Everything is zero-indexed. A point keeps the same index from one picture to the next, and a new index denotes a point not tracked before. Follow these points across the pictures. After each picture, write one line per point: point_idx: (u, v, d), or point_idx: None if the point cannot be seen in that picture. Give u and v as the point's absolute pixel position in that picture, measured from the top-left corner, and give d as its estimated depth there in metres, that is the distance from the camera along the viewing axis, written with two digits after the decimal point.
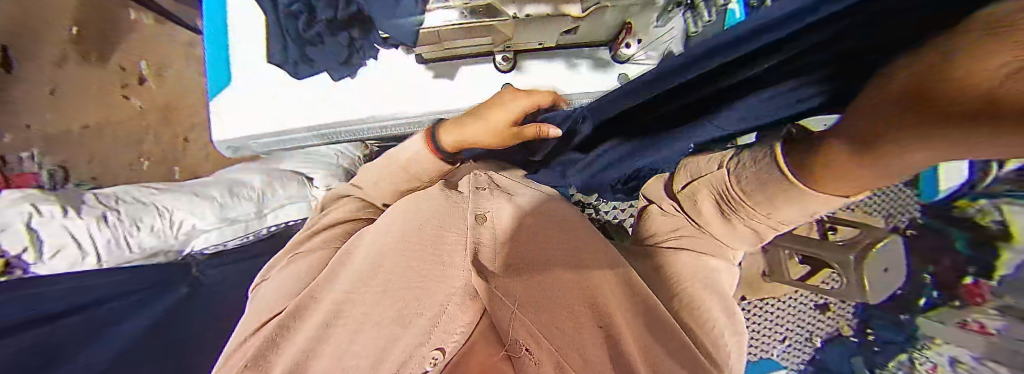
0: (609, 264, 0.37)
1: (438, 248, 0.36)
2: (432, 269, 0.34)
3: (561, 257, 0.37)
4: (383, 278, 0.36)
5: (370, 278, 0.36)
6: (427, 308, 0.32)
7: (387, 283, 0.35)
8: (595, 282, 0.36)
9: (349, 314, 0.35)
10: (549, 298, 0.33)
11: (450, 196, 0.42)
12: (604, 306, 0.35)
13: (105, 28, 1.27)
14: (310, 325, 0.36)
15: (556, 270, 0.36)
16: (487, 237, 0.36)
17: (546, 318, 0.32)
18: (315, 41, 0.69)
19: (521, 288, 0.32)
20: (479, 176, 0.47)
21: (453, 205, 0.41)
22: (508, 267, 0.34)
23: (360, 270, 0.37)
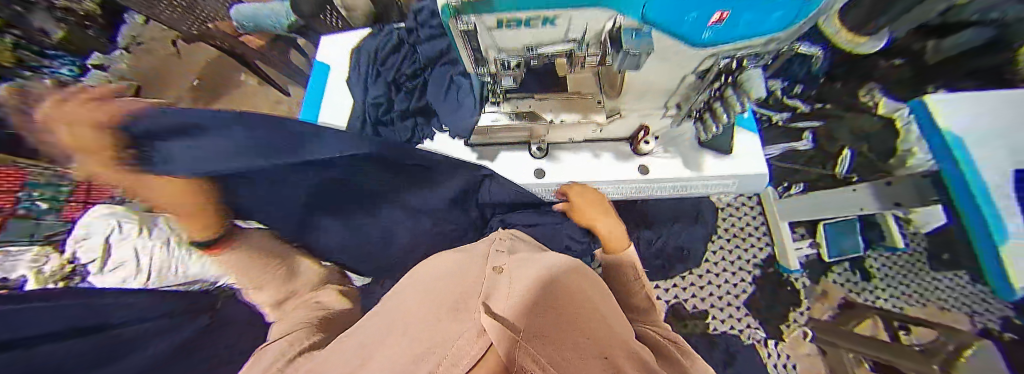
0: (607, 315, 0.31)
1: (459, 296, 0.26)
2: (457, 310, 0.24)
3: (581, 301, 0.30)
4: (394, 325, 0.26)
5: (393, 325, 0.26)
6: (446, 342, 0.19)
7: (411, 324, 0.24)
8: (599, 323, 0.28)
9: (366, 361, 0.22)
10: (563, 334, 0.23)
11: (479, 255, 0.41)
12: (608, 342, 0.26)
13: (214, 78, 1.49)
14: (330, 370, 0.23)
15: (572, 314, 0.27)
16: (501, 284, 0.29)
17: (550, 350, 0.20)
18: (387, 121, 0.72)
19: (529, 320, 0.21)
20: (500, 240, 0.48)
21: (474, 258, 0.39)
22: (531, 309, 0.23)
23: (381, 324, 0.28)
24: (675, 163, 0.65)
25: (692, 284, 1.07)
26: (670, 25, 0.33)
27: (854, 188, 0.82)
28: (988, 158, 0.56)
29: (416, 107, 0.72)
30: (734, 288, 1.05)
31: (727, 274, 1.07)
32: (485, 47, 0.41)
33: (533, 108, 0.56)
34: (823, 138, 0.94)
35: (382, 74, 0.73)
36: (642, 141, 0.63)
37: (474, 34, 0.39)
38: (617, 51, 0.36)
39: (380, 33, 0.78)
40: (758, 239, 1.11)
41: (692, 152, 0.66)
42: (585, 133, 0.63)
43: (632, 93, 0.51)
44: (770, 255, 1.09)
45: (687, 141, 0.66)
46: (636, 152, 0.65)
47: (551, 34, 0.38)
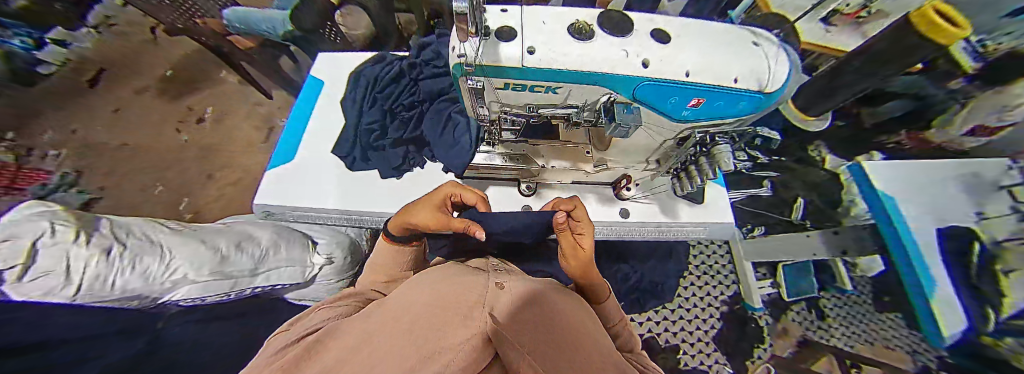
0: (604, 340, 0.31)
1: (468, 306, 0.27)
2: (458, 319, 0.24)
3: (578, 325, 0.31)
4: (396, 327, 0.26)
5: (397, 324, 0.27)
6: (448, 349, 0.20)
7: (415, 326, 0.25)
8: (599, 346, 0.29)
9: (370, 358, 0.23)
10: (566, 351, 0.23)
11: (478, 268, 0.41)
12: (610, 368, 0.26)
13: (193, 72, 1.43)
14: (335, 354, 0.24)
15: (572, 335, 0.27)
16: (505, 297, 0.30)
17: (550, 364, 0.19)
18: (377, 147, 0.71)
19: (525, 340, 0.22)
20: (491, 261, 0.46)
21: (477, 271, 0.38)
22: (525, 327, 0.24)
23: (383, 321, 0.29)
24: (653, 209, 0.67)
25: (664, 317, 1.10)
26: (655, 106, 0.35)
27: (808, 234, 0.89)
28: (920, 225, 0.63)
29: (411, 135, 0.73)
30: (701, 323, 1.09)
31: (695, 309, 1.11)
32: (487, 101, 0.41)
33: (526, 151, 0.56)
34: (779, 188, 1.04)
35: (379, 100, 0.73)
36: (624, 186, 0.66)
37: (472, 93, 0.40)
38: (611, 122, 0.36)
39: (382, 63, 0.79)
40: (725, 277, 1.16)
41: (666, 199, 0.69)
42: (575, 178, 0.63)
43: (619, 150, 0.52)
44: (736, 293, 1.14)
45: (663, 190, 0.69)
46: (619, 196, 0.68)
47: (541, 100, 0.39)
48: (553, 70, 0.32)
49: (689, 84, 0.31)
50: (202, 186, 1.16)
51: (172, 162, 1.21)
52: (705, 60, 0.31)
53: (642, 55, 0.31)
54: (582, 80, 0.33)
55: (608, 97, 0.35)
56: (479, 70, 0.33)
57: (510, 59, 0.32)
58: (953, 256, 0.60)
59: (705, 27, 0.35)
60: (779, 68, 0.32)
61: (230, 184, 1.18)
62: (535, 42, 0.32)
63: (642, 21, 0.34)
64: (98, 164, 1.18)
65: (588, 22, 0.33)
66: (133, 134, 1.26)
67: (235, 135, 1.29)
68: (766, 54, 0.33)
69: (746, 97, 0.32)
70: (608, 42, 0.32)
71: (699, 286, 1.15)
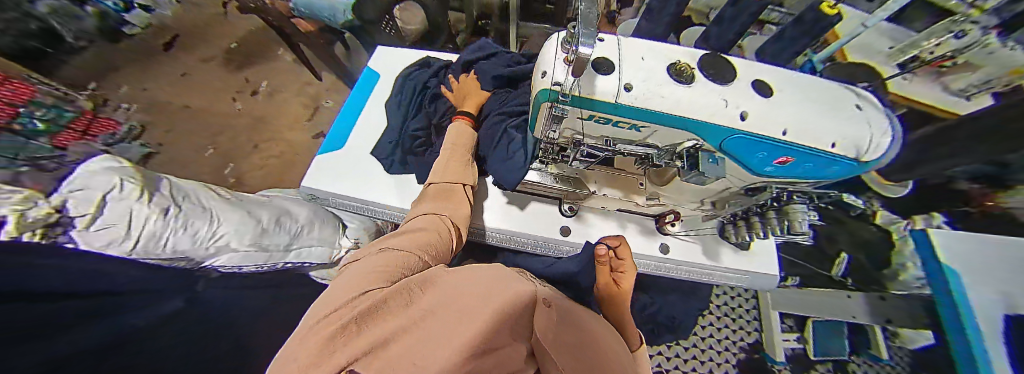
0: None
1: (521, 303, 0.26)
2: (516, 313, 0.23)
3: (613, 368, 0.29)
4: (452, 300, 0.25)
5: (455, 299, 0.26)
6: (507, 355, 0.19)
7: (472, 304, 0.24)
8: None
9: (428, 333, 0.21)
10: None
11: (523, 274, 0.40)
12: None
13: (254, 46, 1.53)
14: (392, 318, 0.23)
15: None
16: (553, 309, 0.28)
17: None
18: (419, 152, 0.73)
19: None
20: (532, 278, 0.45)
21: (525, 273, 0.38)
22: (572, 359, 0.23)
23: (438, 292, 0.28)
24: (692, 248, 0.72)
25: (676, 356, 1.05)
26: (741, 156, 0.41)
27: (852, 294, 0.83)
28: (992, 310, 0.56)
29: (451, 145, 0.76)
30: (715, 367, 1.03)
31: (710, 350, 1.06)
32: (566, 129, 0.48)
33: (580, 175, 0.64)
34: (822, 239, 0.97)
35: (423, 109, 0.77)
36: (669, 223, 0.70)
37: (565, 124, 0.47)
38: (697, 171, 0.44)
39: (430, 72, 0.82)
40: (747, 323, 1.10)
41: (710, 241, 0.74)
42: (620, 206, 0.70)
43: (675, 188, 0.60)
44: (756, 340, 1.07)
45: (708, 233, 0.74)
46: (662, 231, 0.73)
47: (629, 134, 0.46)
48: (658, 112, 0.39)
49: (783, 142, 0.37)
50: (247, 154, 1.23)
51: (225, 127, 1.29)
52: (801, 120, 0.37)
53: (741, 110, 0.38)
54: (680, 123, 0.40)
55: (698, 145, 0.44)
56: (591, 103, 0.40)
57: (620, 98, 0.39)
58: None
59: (801, 90, 0.41)
60: (880, 137, 0.37)
61: (271, 156, 1.24)
62: (646, 88, 0.39)
63: (743, 79, 0.41)
64: (162, 121, 1.27)
65: (693, 74, 0.40)
66: (194, 97, 1.35)
67: (284, 109, 1.36)
68: (867, 121, 0.38)
69: (839, 162, 0.38)
70: (711, 96, 0.39)
71: (717, 328, 1.09)
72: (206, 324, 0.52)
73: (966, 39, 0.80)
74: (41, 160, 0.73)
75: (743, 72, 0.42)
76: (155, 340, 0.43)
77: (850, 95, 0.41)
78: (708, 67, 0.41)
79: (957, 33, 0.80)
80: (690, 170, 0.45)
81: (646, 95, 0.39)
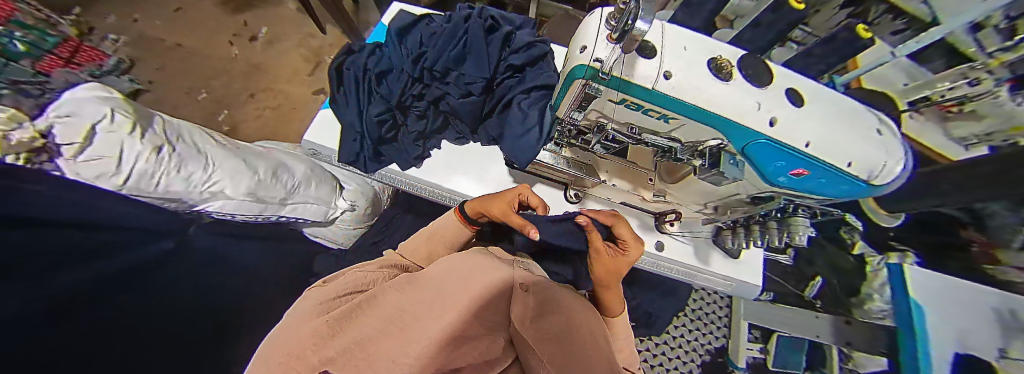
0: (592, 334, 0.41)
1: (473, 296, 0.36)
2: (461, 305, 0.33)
3: (572, 320, 0.40)
4: (412, 301, 0.36)
5: (416, 301, 0.35)
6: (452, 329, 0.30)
7: (425, 304, 0.35)
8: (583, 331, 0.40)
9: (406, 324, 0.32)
10: (561, 347, 0.33)
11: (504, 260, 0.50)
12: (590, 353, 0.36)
13: None
14: (368, 321, 0.33)
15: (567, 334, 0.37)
16: (518, 295, 0.38)
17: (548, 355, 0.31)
18: (389, 140, 0.74)
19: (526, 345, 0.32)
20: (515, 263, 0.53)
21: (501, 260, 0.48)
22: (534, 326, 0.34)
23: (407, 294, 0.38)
24: (686, 250, 0.75)
25: (647, 348, 1.12)
26: (758, 164, 0.42)
27: (819, 314, 0.91)
28: (943, 345, 0.60)
29: (431, 132, 0.76)
30: (680, 365, 1.11)
31: (678, 348, 1.13)
32: (592, 108, 0.48)
33: (593, 164, 0.66)
34: (801, 261, 1.02)
35: (380, 94, 0.70)
36: (668, 222, 0.73)
37: (596, 105, 0.47)
38: (716, 169, 0.46)
39: (367, 52, 0.73)
40: (716, 328, 1.17)
41: (703, 244, 0.77)
42: (626, 200, 0.72)
43: (681, 188, 0.63)
44: (722, 346, 1.14)
45: (703, 236, 0.76)
46: (660, 229, 0.76)
47: (656, 124, 0.46)
48: (691, 105, 0.39)
49: (802, 154, 0.38)
50: (241, 103, 1.18)
51: (220, 72, 1.22)
52: (827, 136, 0.38)
53: (771, 115, 0.39)
54: (711, 119, 0.40)
55: (722, 145, 0.44)
56: (628, 87, 0.40)
57: (658, 85, 0.39)
58: None
59: (834, 106, 0.41)
60: (893, 167, 0.39)
61: (267, 107, 1.19)
62: (685, 78, 0.39)
63: (781, 86, 0.41)
64: (151, 58, 1.19)
65: (734, 73, 0.40)
66: (187, 36, 1.26)
67: (283, 60, 1.29)
68: (886, 147, 0.39)
69: (853, 181, 0.39)
70: (746, 96, 0.39)
71: (689, 330, 1.16)
72: (200, 268, 0.52)
73: (978, 88, 0.72)
74: (21, 84, 0.69)
75: (782, 79, 0.42)
76: (147, 279, 0.42)
77: (875, 122, 0.41)
78: (750, 68, 0.41)
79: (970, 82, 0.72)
80: (709, 168, 0.47)
81: (684, 86, 0.39)
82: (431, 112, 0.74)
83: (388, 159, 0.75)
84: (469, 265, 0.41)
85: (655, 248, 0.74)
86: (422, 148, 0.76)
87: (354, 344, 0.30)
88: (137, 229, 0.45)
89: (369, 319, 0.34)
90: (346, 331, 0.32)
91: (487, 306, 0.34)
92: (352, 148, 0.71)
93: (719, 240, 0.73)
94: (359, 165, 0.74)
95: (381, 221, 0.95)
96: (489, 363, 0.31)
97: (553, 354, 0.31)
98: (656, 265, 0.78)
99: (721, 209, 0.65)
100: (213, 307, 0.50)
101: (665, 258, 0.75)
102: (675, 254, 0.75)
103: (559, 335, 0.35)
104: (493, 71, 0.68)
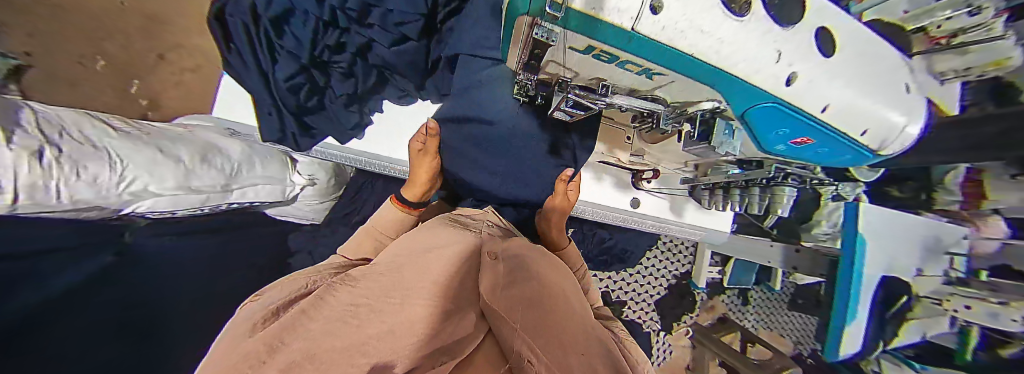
0: (567, 295, 0.43)
1: (445, 277, 0.35)
2: (425, 293, 0.31)
3: (545, 285, 0.42)
4: (366, 296, 0.32)
5: (384, 294, 0.32)
6: (420, 316, 0.29)
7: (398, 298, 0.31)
8: (556, 290, 0.42)
9: (365, 319, 0.28)
10: (537, 308, 0.35)
11: (471, 231, 0.51)
12: (563, 308, 0.39)
13: None
14: (320, 319, 0.28)
15: (543, 299, 0.38)
16: (493, 271, 0.39)
17: (523, 318, 0.32)
18: (315, 110, 0.69)
19: (500, 317, 0.32)
20: (477, 228, 0.54)
21: (466, 231, 0.49)
22: (506, 298, 0.35)
23: (373, 285, 0.34)
24: (660, 204, 0.81)
25: (622, 279, 1.25)
26: (759, 128, 0.35)
27: (771, 244, 0.96)
28: (873, 271, 0.65)
29: (363, 93, 0.69)
30: (649, 289, 1.27)
31: (648, 277, 1.27)
32: (549, 58, 0.35)
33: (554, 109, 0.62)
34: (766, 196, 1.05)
35: (287, 49, 0.60)
36: (645, 179, 0.76)
37: (552, 54, 0.34)
38: (707, 141, 0.44)
39: None
40: (683, 256, 1.29)
41: (679, 200, 0.82)
42: (604, 159, 0.74)
43: (658, 149, 0.63)
44: (688, 271, 1.29)
45: (681, 194, 0.81)
46: (636, 186, 0.79)
47: (639, 79, 0.36)
48: (688, 56, 0.26)
49: (819, 121, 0.32)
50: (152, 67, 0.90)
51: None
52: (849, 95, 0.31)
53: (792, 71, 0.29)
54: (708, 78, 0.29)
55: (718, 111, 0.39)
56: (592, 29, 0.25)
57: (640, 24, 0.24)
58: (882, 301, 0.66)
59: (862, 51, 0.32)
60: (912, 133, 0.36)
61: (185, 70, 0.93)
62: (681, 9, 0.23)
63: (814, 22, 0.29)
64: None
65: (753, 3, 0.26)
66: None
67: None
68: (908, 108, 0.35)
69: (857, 149, 0.36)
70: (767, 41, 0.27)
71: (659, 259, 1.28)
72: (138, 282, 0.49)
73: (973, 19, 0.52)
74: None
75: (817, 13, 0.30)
76: (73, 317, 0.37)
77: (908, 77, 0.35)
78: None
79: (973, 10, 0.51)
80: (699, 140, 0.44)
81: (677, 26, 0.24)
82: (356, 68, 0.65)
83: (321, 133, 0.72)
84: (425, 243, 0.43)
85: (630, 206, 0.80)
86: (359, 114, 0.71)
87: (307, 355, 0.22)
88: (84, 250, 0.45)
89: (320, 321, 0.28)
90: (300, 332, 0.26)
91: (449, 284, 0.34)
92: (273, 124, 0.67)
93: (696, 195, 0.79)
94: (288, 142, 0.70)
95: (350, 190, 0.95)
96: (461, 342, 0.28)
97: (523, 319, 0.32)
98: (632, 219, 0.85)
99: (700, 169, 0.67)
100: (168, 307, 0.51)
101: (640, 212, 0.81)
102: (648, 208, 0.81)
103: (532, 298, 0.37)
104: (429, 7, 0.56)
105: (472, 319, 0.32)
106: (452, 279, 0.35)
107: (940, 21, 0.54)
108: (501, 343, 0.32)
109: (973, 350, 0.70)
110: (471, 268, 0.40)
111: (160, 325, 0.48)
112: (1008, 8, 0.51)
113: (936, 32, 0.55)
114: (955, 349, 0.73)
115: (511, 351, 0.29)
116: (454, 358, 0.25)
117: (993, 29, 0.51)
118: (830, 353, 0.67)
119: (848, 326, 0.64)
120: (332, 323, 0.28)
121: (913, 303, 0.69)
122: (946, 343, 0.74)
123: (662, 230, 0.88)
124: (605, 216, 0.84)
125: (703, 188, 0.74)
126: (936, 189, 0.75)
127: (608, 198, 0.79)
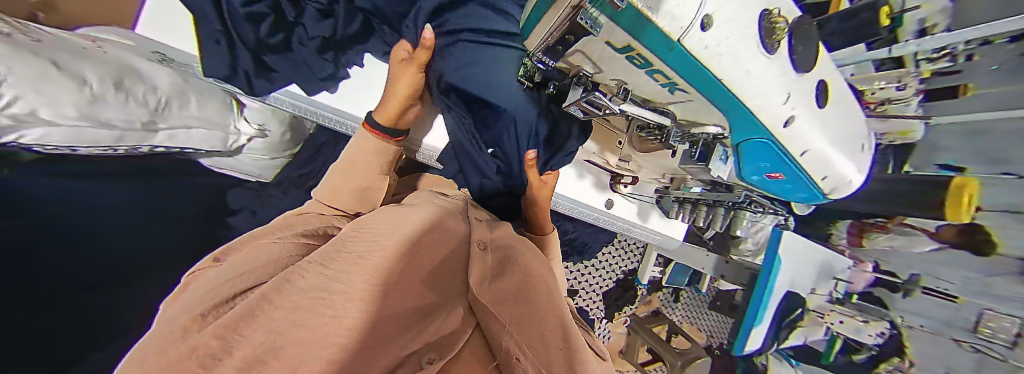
0: (549, 285, 0.44)
1: (423, 271, 0.33)
2: (396, 283, 0.29)
3: (532, 277, 0.42)
4: (344, 271, 0.29)
5: (353, 275, 0.28)
6: (392, 306, 0.26)
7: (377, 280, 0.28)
8: (539, 281, 0.43)
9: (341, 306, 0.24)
10: (521, 302, 0.35)
11: (464, 214, 0.52)
12: (543, 299, 0.38)
13: None
14: (282, 304, 0.24)
15: (530, 293, 0.37)
16: (483, 262, 0.38)
17: (509, 315, 0.32)
18: (280, 49, 0.61)
19: (487, 311, 0.31)
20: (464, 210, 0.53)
21: (458, 217, 0.49)
22: (496, 292, 0.34)
23: (344, 265, 0.30)
24: (626, 208, 0.88)
25: (577, 270, 1.34)
26: (746, 158, 0.38)
27: (708, 254, 1.05)
28: (782, 284, 0.78)
29: (341, 39, 0.60)
30: (599, 281, 1.38)
31: (599, 270, 1.38)
32: (573, 49, 0.32)
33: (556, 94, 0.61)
34: None
35: None
36: (623, 183, 0.82)
37: (584, 45, 0.31)
38: (704, 163, 0.52)
39: None
40: (632, 254, 1.42)
41: (646, 206, 0.90)
42: (593, 160, 0.78)
43: (644, 160, 0.68)
44: (635, 268, 1.41)
45: (648, 200, 0.88)
46: (613, 188, 0.85)
47: (656, 90, 0.35)
48: (718, 80, 0.26)
49: (794, 160, 0.36)
50: None
51: None
52: (825, 144, 0.36)
53: (791, 114, 0.31)
54: (725, 103, 0.29)
55: (720, 137, 0.43)
56: (640, 31, 0.22)
57: (687, 36, 0.21)
58: (782, 312, 0.80)
59: (842, 105, 0.36)
60: (855, 183, 0.42)
61: None
62: (726, 31, 0.22)
63: (817, 74, 0.32)
64: None
65: (782, 41, 0.27)
66: None
67: None
68: (858, 159, 0.40)
69: (813, 190, 0.42)
70: (781, 81, 0.28)
71: (612, 255, 1.39)
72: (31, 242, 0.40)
73: (903, 92, 0.57)
74: None
75: (820, 67, 0.33)
76: None
77: (864, 133, 0.41)
78: (799, 33, 0.29)
79: (900, 85, 0.56)
80: (698, 160, 0.52)
81: (719, 48, 0.23)
82: (337, 9, 0.55)
83: (283, 78, 0.65)
84: (399, 228, 0.37)
85: (597, 206, 0.85)
86: (334, 66, 0.65)
87: (269, 350, 0.18)
88: None
89: (284, 305, 0.24)
90: (262, 323, 0.21)
91: (432, 278, 0.34)
92: (221, 57, 0.57)
93: (662, 205, 0.87)
94: (240, 81, 0.62)
95: (307, 149, 0.87)
96: (450, 336, 0.27)
97: (511, 317, 0.31)
98: (599, 219, 0.90)
99: (675, 183, 0.74)
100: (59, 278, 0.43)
101: (609, 214, 0.86)
102: (614, 209, 0.87)
103: (519, 293, 0.36)
104: None
105: (462, 311, 0.31)
106: (428, 273, 0.34)
107: (874, 89, 0.57)
108: (490, 342, 0.30)
109: (836, 353, 0.88)
110: (461, 259, 0.40)
111: (65, 295, 0.43)
112: (925, 89, 0.61)
113: (870, 98, 0.59)
114: (823, 351, 0.91)
115: (499, 351, 0.28)
116: (442, 358, 0.24)
117: (909, 103, 0.61)
118: (738, 348, 0.80)
119: (755, 327, 0.76)
120: (298, 307, 0.24)
121: (802, 316, 0.83)
122: (818, 347, 0.92)
123: (626, 229, 0.94)
124: (575, 212, 0.88)
125: (672, 200, 0.82)
126: (832, 231, 0.86)
127: (581, 196, 0.82)
